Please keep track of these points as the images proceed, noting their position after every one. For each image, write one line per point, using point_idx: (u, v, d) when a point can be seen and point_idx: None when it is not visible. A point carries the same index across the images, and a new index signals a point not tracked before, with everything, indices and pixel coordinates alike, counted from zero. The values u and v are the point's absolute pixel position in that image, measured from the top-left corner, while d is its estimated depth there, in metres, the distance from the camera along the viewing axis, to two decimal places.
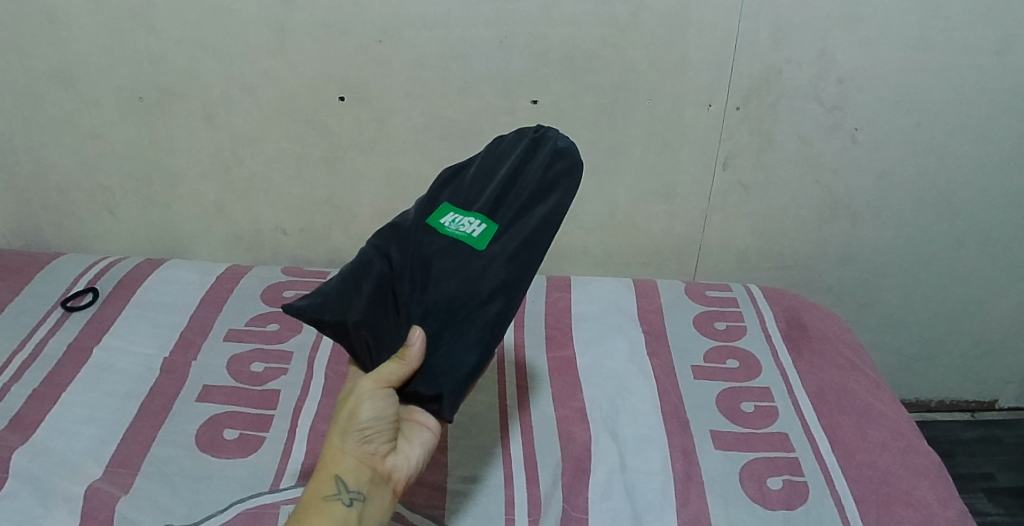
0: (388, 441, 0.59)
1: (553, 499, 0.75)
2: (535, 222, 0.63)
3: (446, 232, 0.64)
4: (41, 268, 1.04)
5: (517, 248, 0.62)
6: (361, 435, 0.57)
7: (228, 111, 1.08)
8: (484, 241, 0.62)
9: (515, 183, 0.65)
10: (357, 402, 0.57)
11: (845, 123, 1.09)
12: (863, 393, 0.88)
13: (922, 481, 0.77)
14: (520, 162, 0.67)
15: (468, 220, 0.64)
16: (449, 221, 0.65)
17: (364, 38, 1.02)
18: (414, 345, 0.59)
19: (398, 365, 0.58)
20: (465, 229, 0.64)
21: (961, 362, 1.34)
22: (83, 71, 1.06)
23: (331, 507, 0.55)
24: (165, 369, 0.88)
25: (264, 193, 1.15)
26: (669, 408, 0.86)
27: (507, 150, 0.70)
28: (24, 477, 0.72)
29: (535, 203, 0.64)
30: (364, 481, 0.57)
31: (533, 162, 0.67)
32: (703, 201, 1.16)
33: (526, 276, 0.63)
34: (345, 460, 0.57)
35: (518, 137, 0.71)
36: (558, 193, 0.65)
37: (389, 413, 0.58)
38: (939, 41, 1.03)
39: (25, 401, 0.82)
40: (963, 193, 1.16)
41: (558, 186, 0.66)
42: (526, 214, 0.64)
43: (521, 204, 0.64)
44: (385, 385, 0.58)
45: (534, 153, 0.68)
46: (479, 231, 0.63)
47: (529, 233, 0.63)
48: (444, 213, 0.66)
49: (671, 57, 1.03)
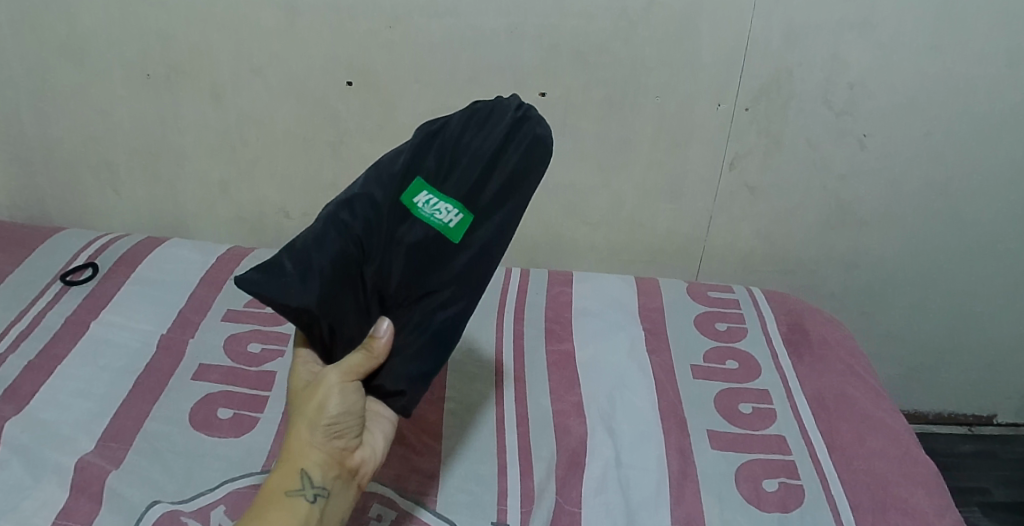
0: (355, 435, 0.59)
1: (547, 492, 0.74)
2: (511, 215, 0.61)
3: (420, 218, 0.59)
4: (43, 241, 1.03)
5: (490, 246, 0.60)
6: (330, 429, 0.57)
7: (235, 92, 1.07)
8: (460, 234, 0.59)
9: (498, 167, 0.60)
10: (325, 394, 0.57)
11: (855, 129, 1.08)
12: (862, 398, 0.87)
13: (919, 489, 0.76)
14: (504, 141, 0.61)
15: (444, 206, 0.59)
16: (424, 203, 0.60)
17: (374, 23, 1.01)
18: (381, 338, 0.60)
19: (367, 358, 0.60)
20: (440, 217, 0.59)
21: (962, 374, 1.33)
22: (92, 46, 1.05)
23: (294, 502, 0.55)
24: (162, 346, 0.88)
25: (268, 176, 1.15)
26: (667, 405, 0.85)
27: (491, 118, 0.62)
28: (15, 447, 0.72)
29: (515, 194, 0.61)
30: (330, 476, 0.57)
31: (516, 141, 0.61)
32: (709, 200, 1.15)
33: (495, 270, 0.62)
34: (312, 454, 0.56)
35: (502, 102, 0.63)
36: (536, 182, 0.62)
37: (356, 408, 0.58)
38: (953, 48, 1.01)
39: (22, 371, 0.81)
40: (972, 204, 1.15)
41: (537, 174, 0.62)
42: (504, 206, 0.60)
43: (500, 195, 0.60)
44: (353, 378, 0.59)
45: (518, 129, 0.61)
46: (455, 222, 0.59)
47: (503, 228, 0.60)
48: (418, 191, 0.60)
49: (682, 55, 1.02)
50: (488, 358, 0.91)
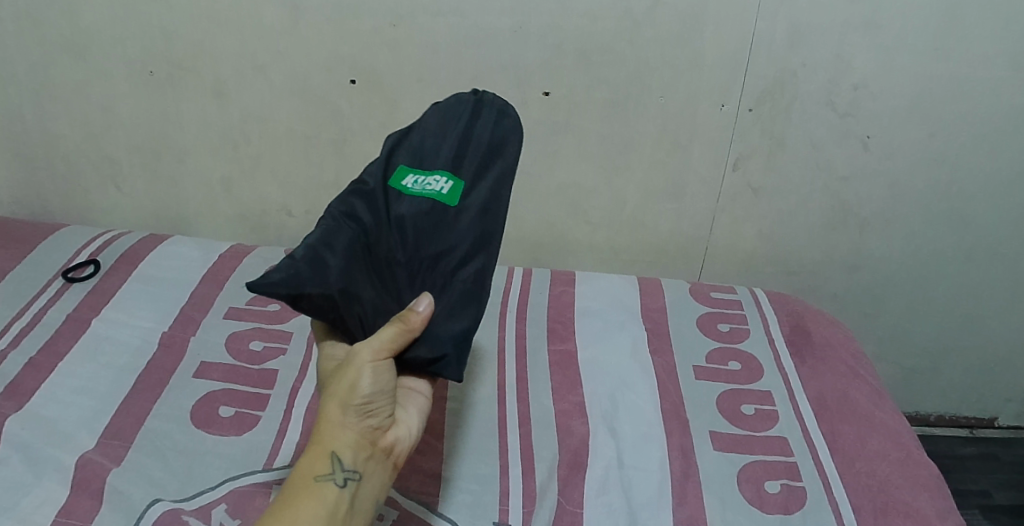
0: (387, 415, 0.57)
1: (549, 492, 0.74)
2: (496, 177, 0.68)
3: (414, 193, 0.66)
4: (45, 238, 1.03)
5: (486, 201, 0.66)
6: (362, 409, 0.55)
7: (238, 89, 1.07)
8: (455, 197, 0.66)
9: (471, 141, 0.70)
10: (357, 373, 0.55)
11: (858, 130, 1.08)
12: (865, 401, 0.87)
13: (921, 492, 0.76)
14: (469, 122, 0.71)
15: (433, 179, 0.67)
16: (413, 182, 0.67)
17: (377, 21, 1.01)
18: (420, 312, 0.58)
19: (403, 331, 0.57)
20: (433, 187, 0.66)
21: (963, 376, 1.33)
22: (95, 43, 1.05)
23: (323, 487, 0.53)
24: (164, 344, 0.88)
25: (271, 173, 1.14)
26: (669, 406, 0.85)
27: (453, 109, 0.73)
28: (16, 444, 0.72)
29: (493, 159, 0.69)
30: (362, 459, 0.55)
31: (480, 121, 0.71)
32: (712, 201, 1.15)
33: (497, 228, 0.67)
34: (343, 436, 0.55)
35: (457, 99, 0.74)
36: (508, 148, 0.71)
37: (388, 386, 0.56)
38: (957, 50, 1.01)
39: (23, 368, 0.81)
40: (975, 207, 1.14)
41: (507, 141, 0.71)
42: (487, 169, 0.68)
43: (480, 160, 0.68)
44: (387, 354, 0.56)
45: (478, 111, 0.72)
46: (447, 188, 0.66)
47: (492, 187, 0.67)
48: (404, 175, 0.67)
49: (685, 55, 1.02)
50: (490, 358, 0.90)
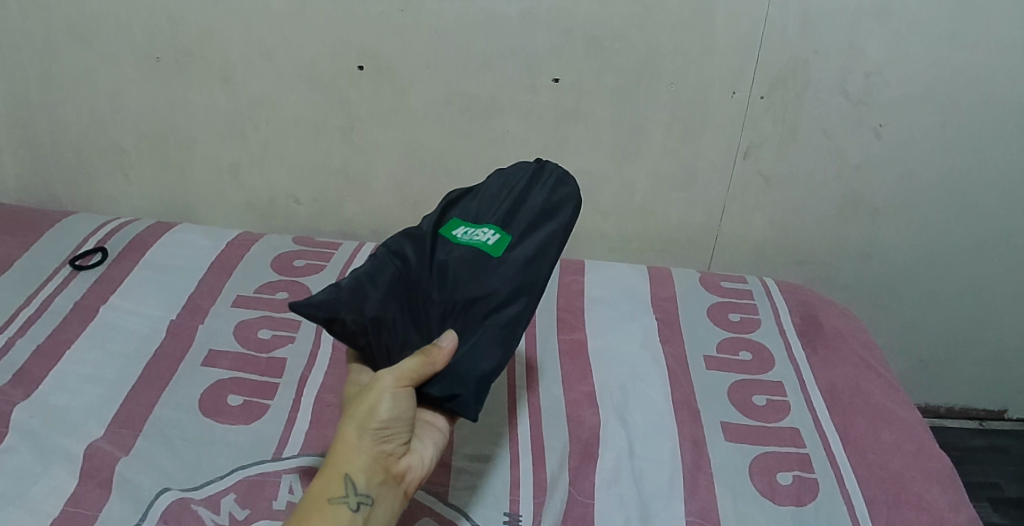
0: (403, 442, 0.56)
1: (560, 482, 0.73)
2: (546, 235, 0.65)
3: (461, 242, 0.64)
4: (52, 226, 1.03)
5: (530, 257, 0.64)
6: (378, 434, 0.54)
7: (246, 76, 1.06)
8: (500, 248, 0.64)
9: (524, 202, 0.68)
10: (377, 398, 0.54)
11: (869, 119, 1.06)
12: (877, 392, 0.86)
13: (933, 485, 0.75)
14: (526, 183, 0.69)
15: (481, 231, 0.65)
16: (462, 232, 0.65)
17: (384, 7, 1.00)
18: (443, 347, 0.57)
19: (424, 362, 0.56)
20: (480, 238, 0.65)
21: (974, 368, 1.31)
22: (102, 29, 1.04)
23: (337, 509, 0.52)
24: (172, 332, 0.87)
25: (279, 161, 1.14)
26: (680, 396, 0.84)
27: (513, 171, 0.71)
28: (24, 432, 0.72)
29: (545, 220, 0.67)
30: (376, 482, 0.54)
31: (539, 183, 0.69)
32: (722, 189, 1.13)
33: (539, 283, 0.64)
34: (357, 459, 0.54)
35: (519, 162, 0.72)
36: (566, 213, 0.68)
37: (408, 414, 0.55)
38: (972, 38, 0.99)
39: (31, 356, 0.81)
40: (987, 197, 1.13)
41: (565, 206, 0.68)
42: (536, 228, 0.66)
43: (532, 218, 0.66)
44: (408, 383, 0.55)
45: (538, 175, 0.70)
46: (493, 240, 0.64)
47: (541, 244, 0.65)
48: (455, 225, 0.66)
49: (697, 41, 1.00)
50: None
